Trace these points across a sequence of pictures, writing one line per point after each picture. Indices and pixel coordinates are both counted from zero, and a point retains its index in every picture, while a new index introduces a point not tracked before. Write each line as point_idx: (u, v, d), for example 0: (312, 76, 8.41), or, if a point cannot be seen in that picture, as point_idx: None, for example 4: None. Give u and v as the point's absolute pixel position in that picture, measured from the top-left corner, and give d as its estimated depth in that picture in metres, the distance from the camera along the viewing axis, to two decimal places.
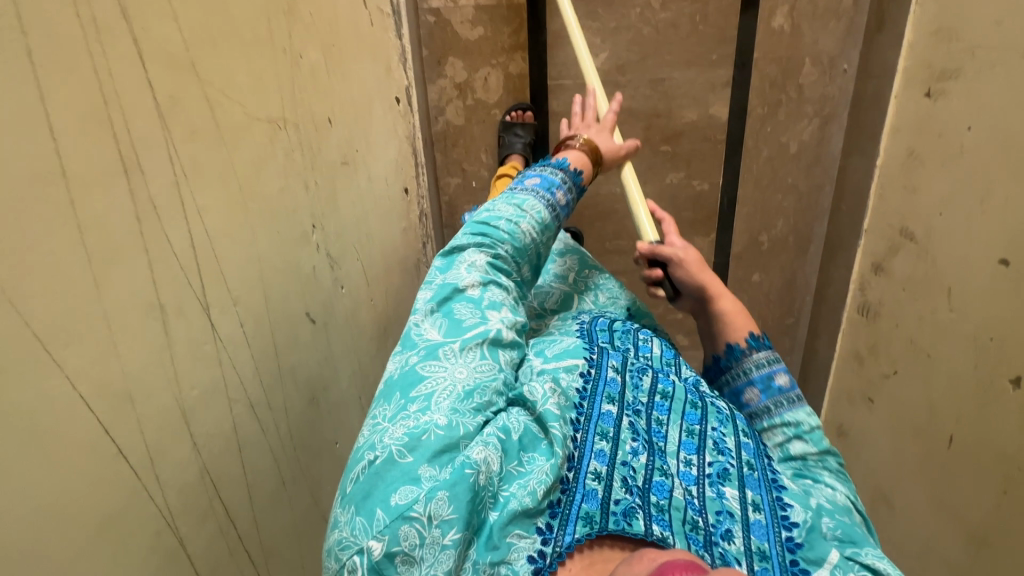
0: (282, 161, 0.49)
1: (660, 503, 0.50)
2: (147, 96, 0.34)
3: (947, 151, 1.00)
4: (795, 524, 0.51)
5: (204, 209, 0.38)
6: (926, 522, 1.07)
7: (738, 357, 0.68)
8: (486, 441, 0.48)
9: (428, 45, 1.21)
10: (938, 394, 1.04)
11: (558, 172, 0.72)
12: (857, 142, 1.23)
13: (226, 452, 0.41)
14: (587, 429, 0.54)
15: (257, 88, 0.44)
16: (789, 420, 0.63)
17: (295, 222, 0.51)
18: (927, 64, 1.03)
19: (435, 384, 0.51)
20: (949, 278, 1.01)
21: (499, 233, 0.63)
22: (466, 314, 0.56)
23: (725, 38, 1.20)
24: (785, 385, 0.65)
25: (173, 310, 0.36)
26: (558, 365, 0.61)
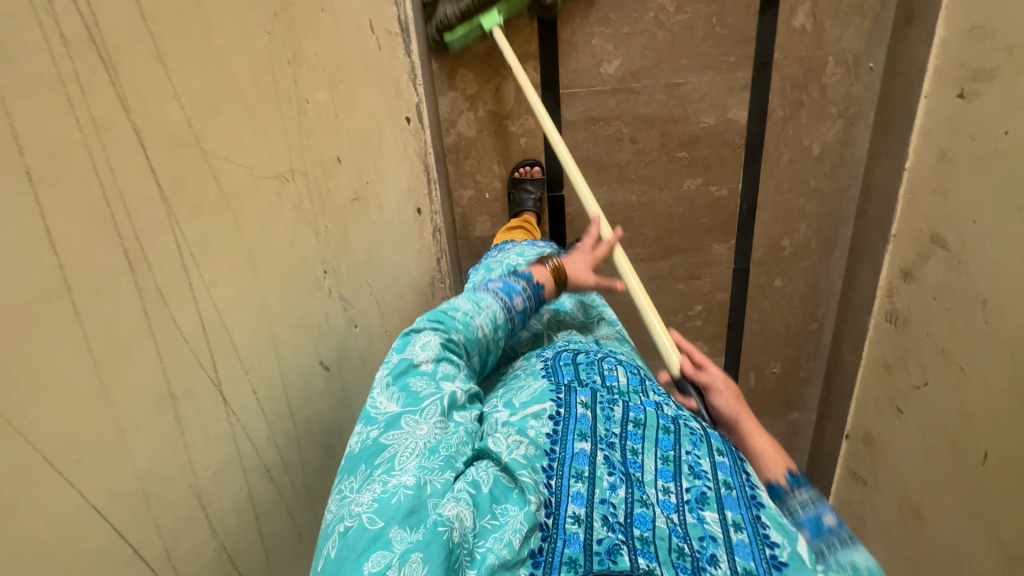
0: (291, 214, 0.48)
1: (644, 536, 0.47)
2: (150, 183, 0.31)
3: (980, 154, 0.95)
4: (779, 543, 0.48)
5: (211, 284, 0.36)
6: (959, 539, 1.04)
7: (779, 496, 0.57)
8: (457, 497, 0.47)
9: (438, 58, 1.19)
10: (972, 407, 1.00)
11: (520, 280, 0.70)
12: (885, 143, 1.18)
13: (241, 521, 0.40)
14: (561, 473, 0.51)
15: (263, 145, 0.44)
16: (845, 563, 0.49)
17: (306, 270, 0.50)
18: (961, 63, 0.98)
19: (398, 447, 0.50)
20: (983, 288, 0.96)
21: (452, 324, 0.62)
22: (421, 386, 0.56)
23: (744, 39, 1.16)
24: (834, 524, 0.53)
25: (184, 395, 0.34)
26: (525, 413, 0.57)
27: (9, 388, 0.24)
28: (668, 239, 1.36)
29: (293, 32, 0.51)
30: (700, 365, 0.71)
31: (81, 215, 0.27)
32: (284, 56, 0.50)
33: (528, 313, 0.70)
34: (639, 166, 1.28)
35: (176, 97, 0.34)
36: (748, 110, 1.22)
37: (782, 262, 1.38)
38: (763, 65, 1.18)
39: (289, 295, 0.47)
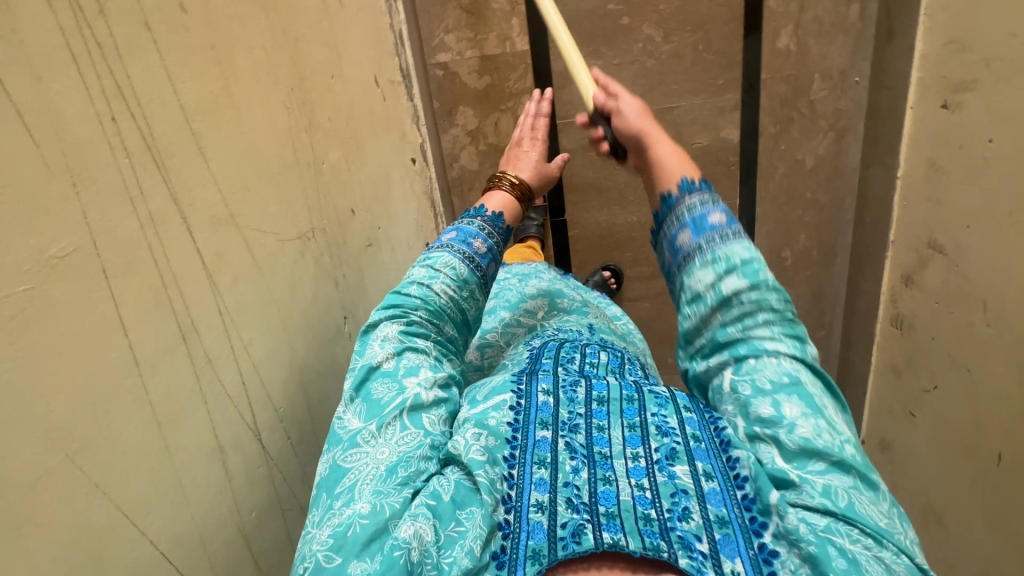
0: (313, 270, 0.53)
1: (610, 511, 0.45)
2: (196, 262, 0.40)
3: (968, 162, 0.98)
4: (747, 480, 0.46)
5: (249, 345, 0.45)
6: (982, 543, 1.04)
7: (671, 207, 0.58)
8: (415, 514, 0.45)
9: (439, 97, 1.25)
10: (982, 409, 1.01)
11: (475, 221, 0.70)
12: (877, 153, 1.21)
13: (281, 558, 0.49)
14: (523, 462, 0.50)
15: (287, 213, 0.50)
16: (721, 256, 0.54)
17: (328, 320, 0.56)
18: (943, 75, 1.01)
19: (359, 473, 0.49)
20: (983, 293, 0.98)
21: (410, 296, 0.62)
22: (383, 391, 0.55)
23: (731, 63, 1.20)
24: (719, 222, 0.56)
25: (230, 447, 0.43)
26: (486, 405, 0.56)
27: (94, 461, 0.32)
28: None
29: (308, 102, 0.56)
30: (612, 94, 0.67)
31: (146, 302, 0.36)
32: (301, 125, 0.55)
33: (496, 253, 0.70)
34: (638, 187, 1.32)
35: (215, 186, 0.42)
36: (740, 129, 1.26)
37: (785, 272, 1.41)
38: (751, 86, 1.22)
39: (316, 345, 0.54)
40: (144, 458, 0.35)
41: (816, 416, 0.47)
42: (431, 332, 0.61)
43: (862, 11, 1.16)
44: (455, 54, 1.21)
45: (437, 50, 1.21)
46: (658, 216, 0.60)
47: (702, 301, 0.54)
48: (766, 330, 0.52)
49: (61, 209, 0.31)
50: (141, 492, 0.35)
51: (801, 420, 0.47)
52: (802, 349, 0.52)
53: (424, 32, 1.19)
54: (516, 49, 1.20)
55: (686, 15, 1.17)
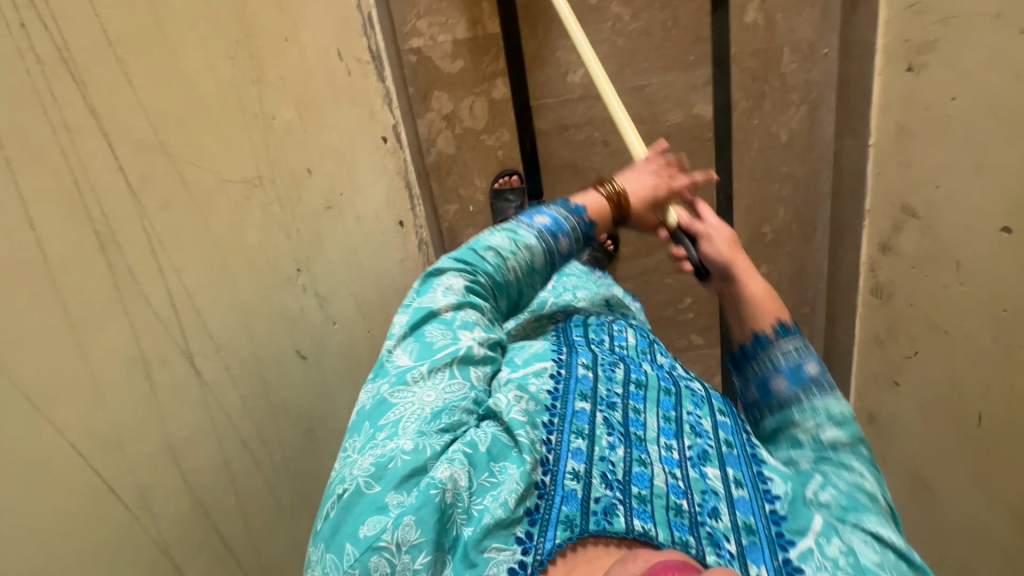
0: (259, 216, 0.58)
1: (642, 494, 0.52)
2: (117, 179, 0.44)
3: (934, 122, 0.98)
4: (777, 498, 0.55)
5: (182, 270, 0.49)
6: (968, 507, 1.02)
7: (764, 345, 0.64)
8: (451, 459, 0.50)
9: (413, 83, 1.27)
10: (961, 370, 1.00)
11: (565, 212, 0.74)
12: (849, 124, 1.22)
13: (215, 482, 0.53)
14: (561, 429, 0.56)
15: (230, 155, 0.54)
16: (820, 408, 0.60)
17: (278, 268, 0.60)
18: (905, 39, 1.02)
19: (403, 410, 0.54)
20: (955, 252, 0.98)
21: (485, 262, 0.68)
22: (437, 336, 0.60)
23: (699, 39, 1.22)
24: (815, 371, 0.62)
25: (157, 363, 0.47)
26: (527, 371, 0.64)
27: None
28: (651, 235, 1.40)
29: (256, 57, 0.59)
30: (700, 219, 0.75)
31: (57, 205, 0.40)
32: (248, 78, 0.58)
33: (574, 251, 0.74)
34: (615, 166, 1.33)
35: (144, 115, 0.46)
36: (712, 105, 1.27)
37: (765, 248, 1.40)
38: (721, 61, 1.23)
39: (262, 288, 0.58)
40: (56, 356, 0.39)
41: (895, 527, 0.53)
42: (490, 295, 0.69)
43: None
44: (427, 39, 1.23)
45: (410, 36, 1.23)
46: (745, 349, 0.66)
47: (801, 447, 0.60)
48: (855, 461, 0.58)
49: None
50: (49, 378, 0.39)
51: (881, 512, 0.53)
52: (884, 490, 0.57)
53: (397, 19, 1.22)
54: (488, 32, 1.23)
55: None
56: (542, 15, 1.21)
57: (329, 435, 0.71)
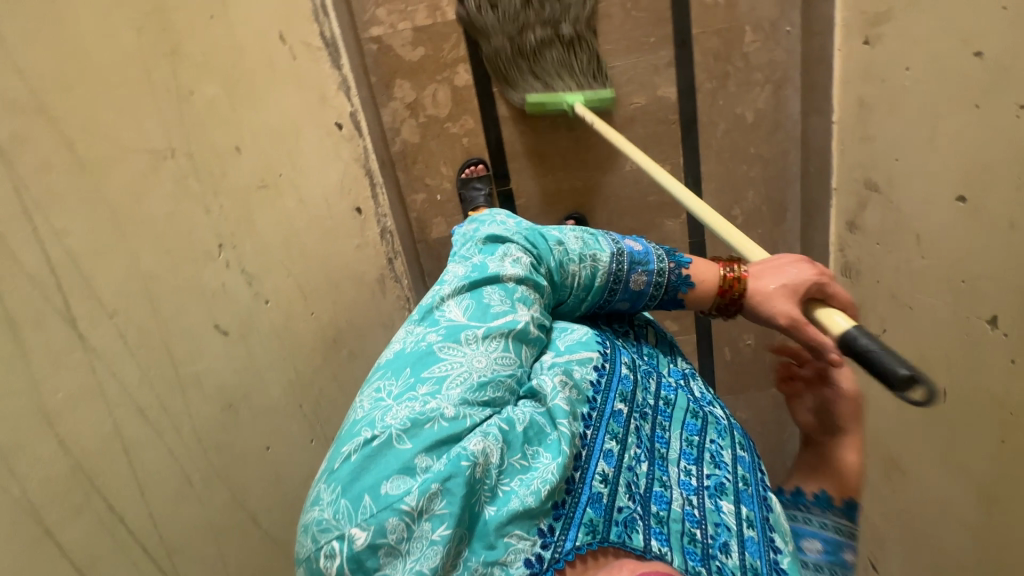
0: (170, 187, 0.60)
1: (661, 514, 0.56)
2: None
3: (892, 93, 0.97)
4: (782, 550, 0.60)
5: (61, 229, 0.49)
6: (938, 483, 1.01)
7: (818, 503, 0.67)
8: (486, 433, 0.51)
9: (375, 71, 1.26)
10: (926, 344, 0.99)
11: (659, 247, 0.75)
12: (814, 101, 1.21)
13: (104, 448, 0.52)
14: (598, 426, 0.60)
15: (134, 125, 0.57)
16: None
17: (196, 239, 0.63)
18: (861, 11, 1.01)
19: (452, 369, 0.57)
20: (916, 225, 0.96)
21: (553, 256, 0.71)
22: (495, 301, 0.63)
23: (661, 20, 1.21)
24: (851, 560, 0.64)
25: (31, 323, 0.46)
26: (571, 358, 0.65)
27: None
28: (620, 221, 1.38)
29: (170, 31, 0.61)
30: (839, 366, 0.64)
31: None
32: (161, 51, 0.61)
33: (647, 289, 0.73)
34: (581, 152, 1.32)
35: (22, 77, 0.47)
36: (677, 87, 1.26)
37: (736, 231, 1.38)
38: (683, 42, 1.22)
39: (168, 256, 0.59)
40: None
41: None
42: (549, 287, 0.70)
43: None
44: (387, 27, 1.23)
45: (370, 24, 1.23)
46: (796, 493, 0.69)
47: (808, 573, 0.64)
48: None
49: None
50: None
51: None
52: None
53: (356, 7, 1.21)
54: (447, 19, 1.22)
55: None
56: None
57: (255, 413, 0.71)
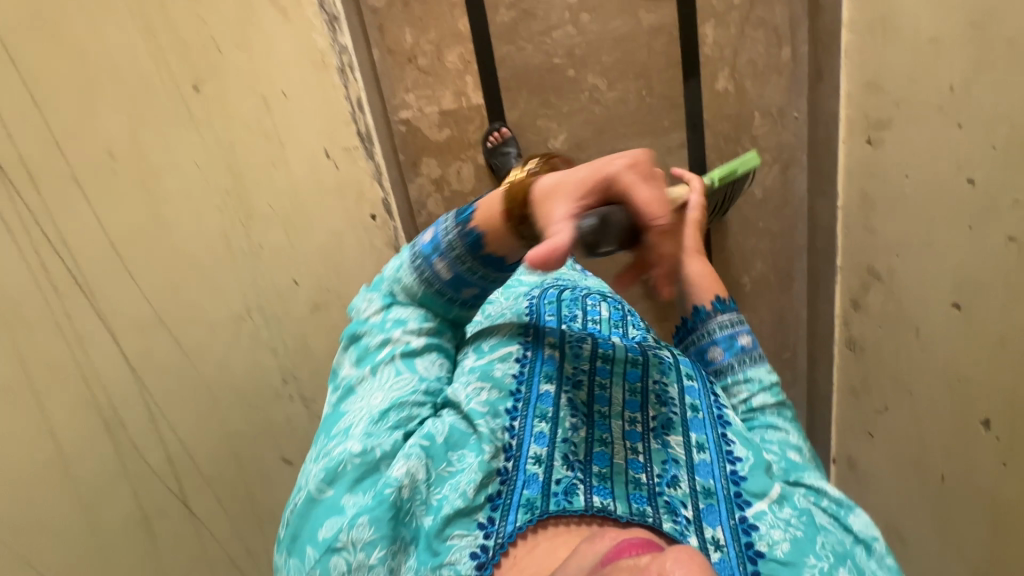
0: (247, 343, 0.86)
1: (603, 472, 0.63)
2: (120, 364, 0.77)
3: (892, 195, 1.03)
4: (739, 459, 0.63)
5: (176, 429, 0.82)
6: (934, 557, 1.07)
7: (703, 318, 0.74)
8: (408, 454, 0.58)
9: (403, 150, 1.34)
10: (924, 428, 1.04)
11: (445, 225, 0.66)
12: (820, 184, 1.27)
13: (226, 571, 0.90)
14: (527, 414, 0.66)
15: (221, 298, 0.83)
16: (751, 377, 0.72)
17: (266, 387, 0.89)
18: (864, 113, 1.07)
19: (354, 415, 0.62)
20: (915, 319, 1.02)
21: (382, 288, 0.71)
22: (373, 338, 0.67)
23: (674, 105, 1.27)
24: (747, 343, 0.74)
25: (153, 508, 0.81)
26: (492, 357, 0.71)
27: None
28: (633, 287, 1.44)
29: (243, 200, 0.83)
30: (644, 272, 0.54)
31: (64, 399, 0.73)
32: (240, 217, 0.83)
33: (460, 272, 0.66)
34: None
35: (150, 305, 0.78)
36: (689, 166, 1.32)
37: (744, 297, 1.45)
38: (696, 125, 1.29)
39: (248, 409, 0.88)
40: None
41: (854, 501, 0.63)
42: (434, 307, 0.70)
43: (793, 52, 1.23)
44: (415, 110, 1.31)
45: (399, 107, 1.30)
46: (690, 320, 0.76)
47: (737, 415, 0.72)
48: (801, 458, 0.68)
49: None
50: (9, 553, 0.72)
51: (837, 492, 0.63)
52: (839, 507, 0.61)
53: (386, 91, 1.28)
54: (472, 103, 1.29)
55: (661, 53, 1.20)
56: (522, 86, 1.28)
57: None
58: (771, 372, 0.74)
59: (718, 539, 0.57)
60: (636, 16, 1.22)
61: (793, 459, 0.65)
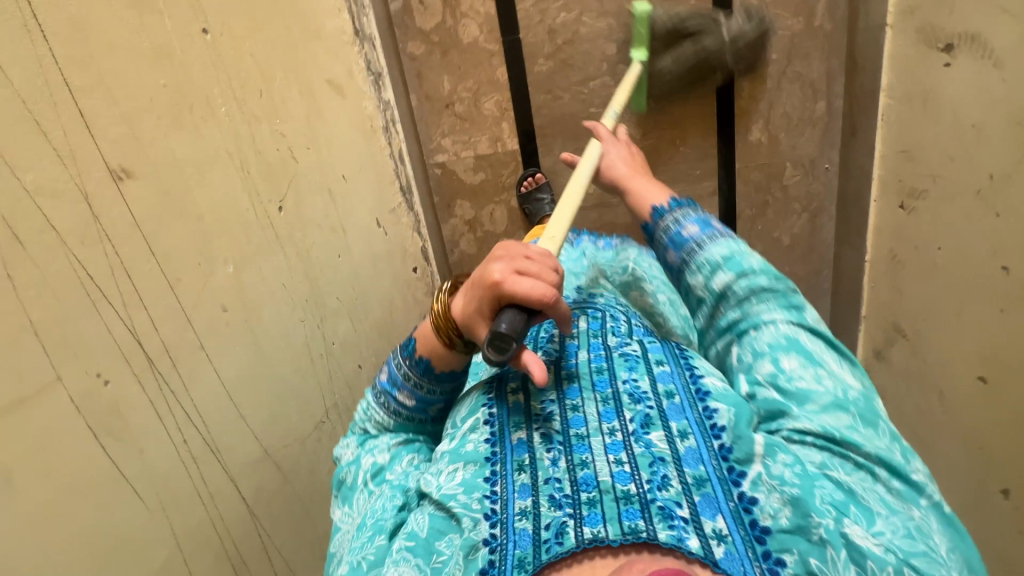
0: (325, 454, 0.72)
1: (591, 498, 0.53)
2: (248, 521, 0.59)
3: (923, 261, 1.06)
4: (722, 429, 0.57)
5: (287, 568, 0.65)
6: None
7: (653, 230, 0.73)
8: (396, 562, 0.53)
9: (438, 192, 1.36)
10: (942, 485, 1.09)
11: (392, 361, 0.67)
12: (847, 235, 1.29)
13: None
14: (503, 467, 0.57)
15: (302, 413, 0.68)
16: (706, 262, 0.66)
17: None
18: (899, 179, 1.09)
19: (341, 544, 0.59)
20: (940, 382, 1.06)
21: (354, 432, 0.69)
22: (348, 477, 0.64)
23: (706, 155, 1.29)
24: (695, 231, 0.68)
25: None
26: (463, 430, 0.62)
27: None
28: None
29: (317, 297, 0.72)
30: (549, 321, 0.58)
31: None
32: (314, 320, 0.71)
33: (422, 394, 0.66)
34: None
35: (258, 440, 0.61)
36: (718, 213, 1.35)
37: None
38: (727, 174, 1.31)
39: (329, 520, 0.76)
40: None
41: (844, 407, 0.57)
42: (406, 426, 0.67)
43: (828, 106, 1.24)
44: (451, 154, 1.32)
45: (436, 151, 1.32)
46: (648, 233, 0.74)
47: (705, 303, 0.66)
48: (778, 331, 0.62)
49: (157, 547, 0.48)
50: None
51: (823, 408, 0.57)
52: (841, 410, 0.57)
53: (423, 137, 1.30)
54: (507, 149, 1.31)
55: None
56: (557, 133, 1.29)
57: None
58: (735, 244, 0.67)
59: (722, 530, 0.50)
60: None
61: (777, 389, 0.59)
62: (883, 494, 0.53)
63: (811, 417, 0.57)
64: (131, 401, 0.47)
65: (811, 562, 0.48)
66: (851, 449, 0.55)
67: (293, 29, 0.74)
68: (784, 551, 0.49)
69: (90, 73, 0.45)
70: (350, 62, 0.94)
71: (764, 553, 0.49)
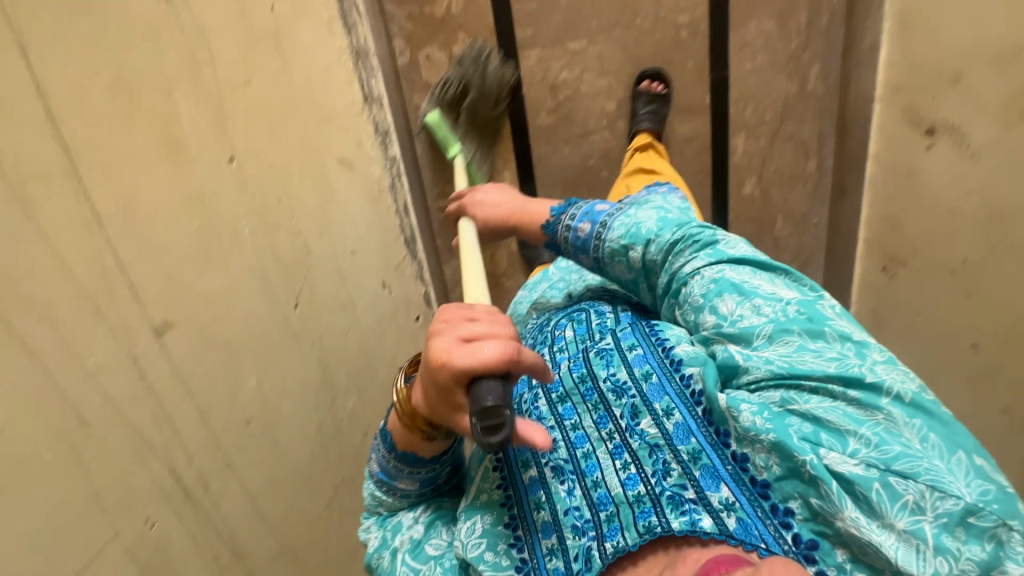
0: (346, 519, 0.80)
1: (609, 513, 0.58)
2: None
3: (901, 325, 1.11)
4: (701, 395, 0.62)
5: None
6: None
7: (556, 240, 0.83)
8: None
9: (441, 236, 1.37)
10: None
11: (375, 450, 0.67)
12: (834, 287, 1.34)
13: None
14: (522, 506, 0.61)
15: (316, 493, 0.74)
16: (613, 242, 0.75)
17: None
18: (882, 244, 1.14)
19: None
20: None
21: (371, 516, 0.70)
22: (381, 563, 0.65)
23: (701, 206, 1.33)
24: (585, 227, 0.78)
25: None
26: (474, 485, 0.66)
27: None
28: None
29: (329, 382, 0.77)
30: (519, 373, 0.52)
31: None
32: (326, 402, 0.77)
33: (418, 471, 0.67)
34: None
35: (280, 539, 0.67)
36: None
37: None
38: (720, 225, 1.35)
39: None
40: None
41: (787, 330, 0.60)
42: (419, 500, 0.70)
43: (819, 164, 1.28)
44: None
45: (440, 197, 1.33)
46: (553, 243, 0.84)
47: (639, 275, 0.75)
48: (703, 277, 0.66)
49: None
50: None
51: (770, 339, 0.60)
52: (788, 341, 0.59)
53: (427, 183, 1.31)
54: None
55: (483, 145, 1.25)
56: (557, 182, 1.32)
57: None
58: (633, 211, 0.75)
59: (728, 499, 0.55)
60: (671, 126, 1.26)
61: (726, 337, 0.63)
62: (845, 409, 0.55)
63: (760, 360, 0.59)
64: (172, 536, 0.53)
65: (813, 502, 0.52)
66: (802, 377, 0.57)
67: (307, 123, 0.78)
68: (788, 498, 0.54)
69: (139, 248, 0.50)
70: (359, 131, 0.98)
71: (773, 508, 0.54)
